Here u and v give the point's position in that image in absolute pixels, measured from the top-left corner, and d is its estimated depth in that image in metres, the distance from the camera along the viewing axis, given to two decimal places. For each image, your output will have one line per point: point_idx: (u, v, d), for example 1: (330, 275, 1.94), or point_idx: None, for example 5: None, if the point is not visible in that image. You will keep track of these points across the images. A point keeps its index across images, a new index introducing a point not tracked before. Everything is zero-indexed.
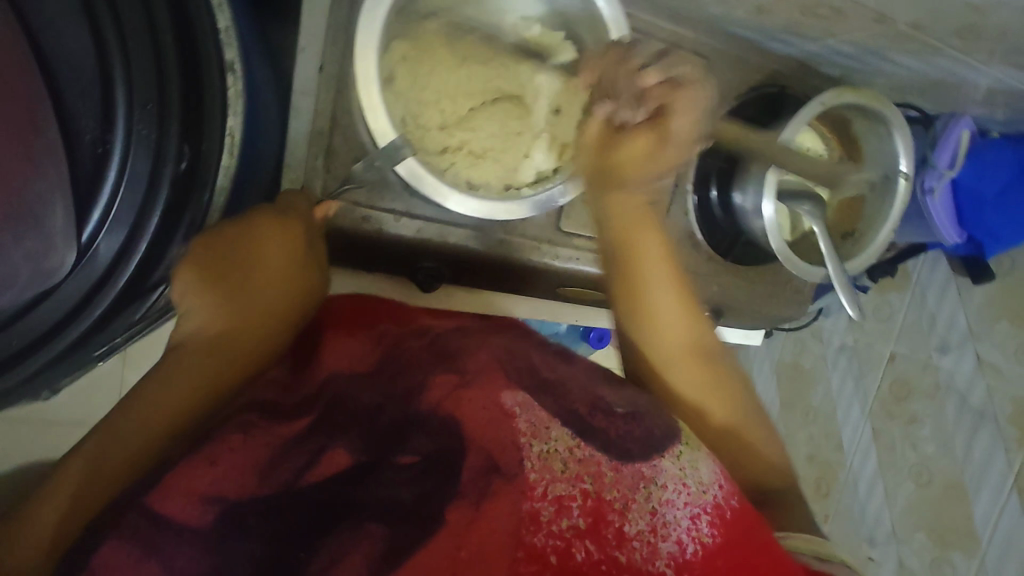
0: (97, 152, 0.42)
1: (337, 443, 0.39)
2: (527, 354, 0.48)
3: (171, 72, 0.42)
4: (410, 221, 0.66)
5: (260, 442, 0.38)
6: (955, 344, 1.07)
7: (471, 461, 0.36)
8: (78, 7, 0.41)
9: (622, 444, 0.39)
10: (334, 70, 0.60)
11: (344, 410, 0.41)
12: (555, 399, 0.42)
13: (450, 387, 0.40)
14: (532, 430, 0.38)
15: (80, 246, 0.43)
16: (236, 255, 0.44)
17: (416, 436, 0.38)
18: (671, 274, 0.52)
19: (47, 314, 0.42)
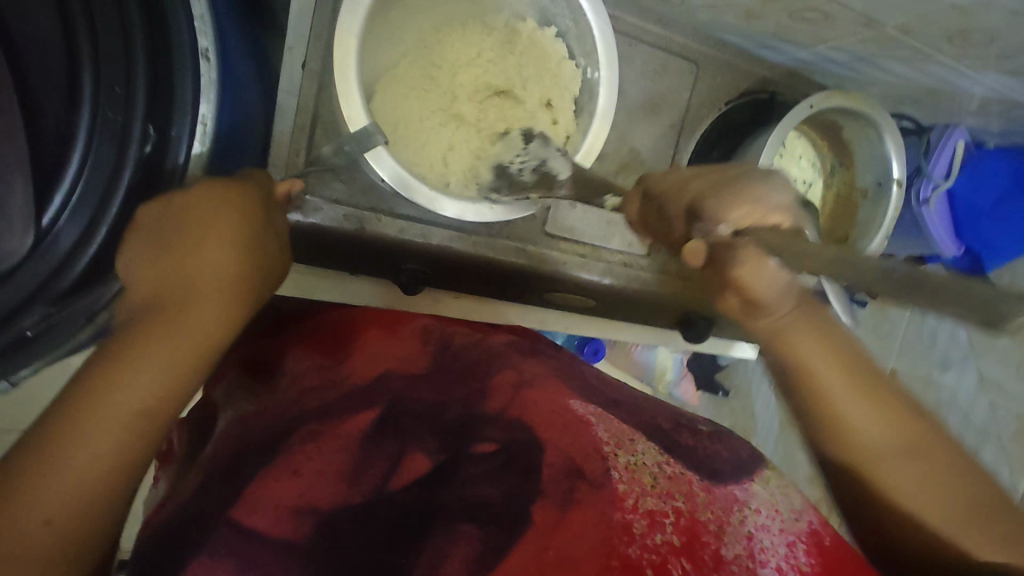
0: (62, 134, 0.42)
1: (415, 446, 0.40)
2: (564, 369, 0.53)
3: (137, 54, 0.42)
4: (392, 220, 0.65)
5: (333, 448, 0.39)
6: (956, 359, 1.04)
7: (550, 458, 0.40)
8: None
9: (711, 465, 0.43)
10: (317, 66, 0.60)
11: (408, 406, 0.43)
12: (631, 415, 0.47)
13: (511, 390, 0.45)
14: (616, 441, 0.42)
15: (39, 230, 0.41)
16: (193, 221, 0.41)
17: (492, 428, 0.42)
18: (861, 374, 0.42)
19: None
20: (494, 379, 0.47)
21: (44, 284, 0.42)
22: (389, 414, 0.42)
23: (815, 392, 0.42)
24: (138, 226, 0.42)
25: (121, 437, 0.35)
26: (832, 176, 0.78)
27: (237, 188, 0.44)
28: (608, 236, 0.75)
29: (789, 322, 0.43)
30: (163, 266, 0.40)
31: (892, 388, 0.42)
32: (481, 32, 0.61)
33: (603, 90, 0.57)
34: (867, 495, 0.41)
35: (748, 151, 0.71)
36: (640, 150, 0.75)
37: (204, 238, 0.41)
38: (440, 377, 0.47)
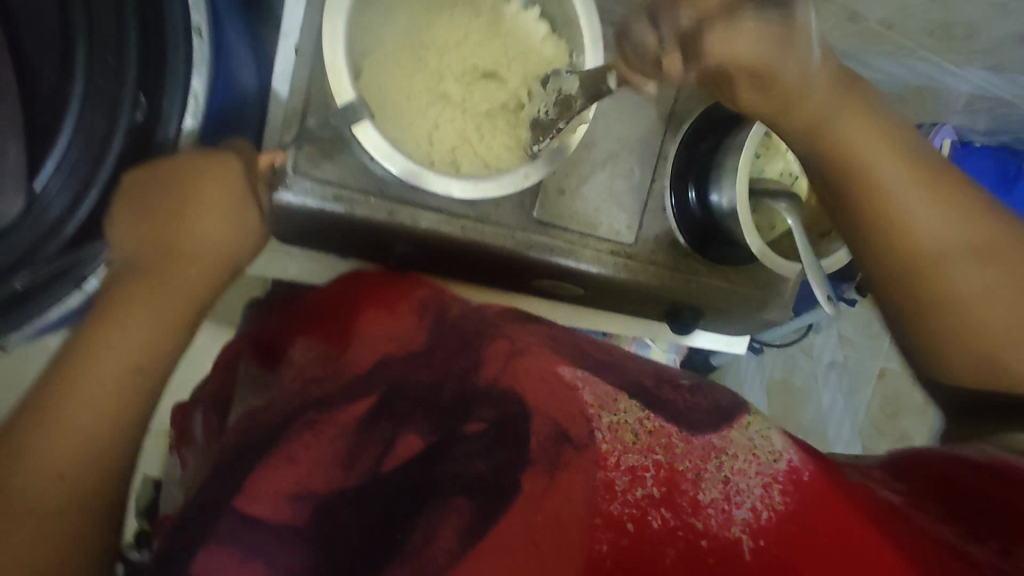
0: (54, 101, 0.43)
1: (409, 427, 0.41)
2: (564, 335, 0.52)
3: (131, 25, 0.43)
4: (380, 201, 0.65)
5: (328, 436, 0.40)
6: None
7: (537, 425, 0.39)
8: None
9: (689, 415, 0.42)
10: (311, 50, 0.62)
11: (404, 390, 0.44)
12: (617, 374, 0.45)
13: (502, 361, 0.44)
14: (599, 402, 0.41)
15: (30, 195, 0.42)
16: (172, 197, 0.43)
17: (484, 405, 0.41)
18: (898, 150, 0.46)
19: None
20: (490, 348, 0.46)
21: (35, 248, 0.43)
22: (385, 399, 0.43)
23: (860, 188, 0.46)
24: (122, 196, 0.43)
25: (103, 417, 0.37)
26: None
27: (218, 159, 0.44)
28: (597, 225, 0.76)
29: (829, 108, 0.47)
30: (143, 251, 0.42)
31: (936, 171, 0.46)
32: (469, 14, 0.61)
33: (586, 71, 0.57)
34: (920, 287, 0.45)
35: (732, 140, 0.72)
36: (628, 140, 0.76)
37: (183, 213, 0.43)
38: (437, 349, 0.48)
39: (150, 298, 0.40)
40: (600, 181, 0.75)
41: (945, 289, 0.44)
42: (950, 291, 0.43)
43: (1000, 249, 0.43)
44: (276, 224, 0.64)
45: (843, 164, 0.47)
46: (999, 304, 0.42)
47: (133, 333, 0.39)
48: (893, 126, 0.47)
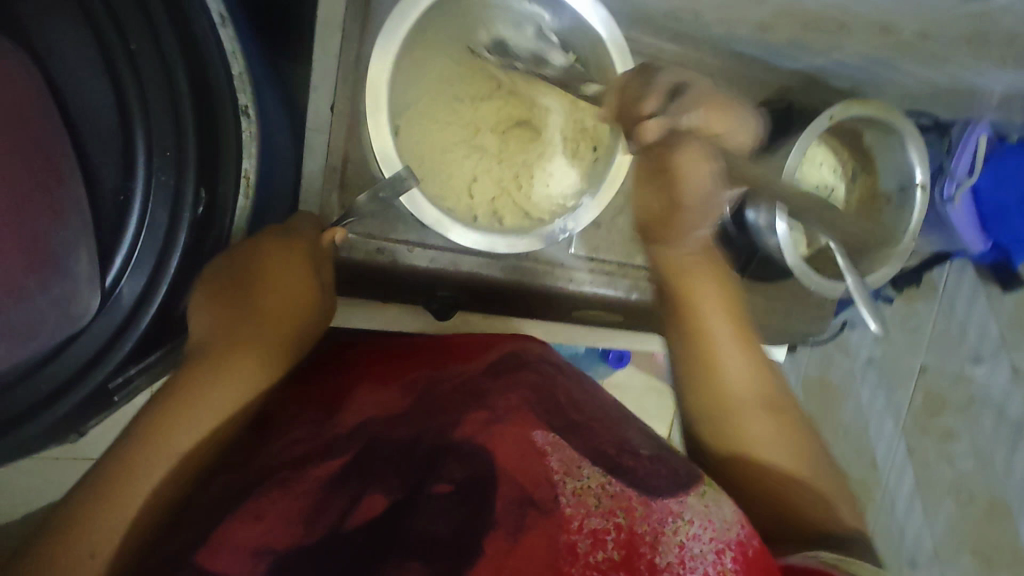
0: (119, 199, 0.44)
1: (373, 489, 0.41)
2: (553, 386, 0.53)
3: (188, 125, 0.44)
4: (423, 251, 0.67)
5: (298, 491, 0.40)
6: (988, 354, 1.04)
7: (504, 491, 0.39)
8: (101, 61, 0.43)
9: (649, 481, 0.41)
10: (346, 107, 0.62)
11: (377, 454, 0.45)
12: (582, 438, 0.45)
13: (481, 423, 0.45)
14: (565, 468, 0.41)
15: (103, 291, 0.44)
16: (244, 267, 0.45)
17: (452, 464, 0.42)
18: (729, 312, 0.52)
19: (68, 362, 0.44)
20: (467, 412, 0.47)
21: (113, 341, 0.45)
22: (353, 461, 0.44)
23: (687, 321, 0.52)
24: (205, 285, 0.45)
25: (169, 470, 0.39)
26: (856, 181, 0.78)
27: (293, 242, 0.48)
28: (635, 253, 0.76)
29: (694, 261, 0.55)
30: (218, 319, 0.44)
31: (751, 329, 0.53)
32: (501, 63, 0.62)
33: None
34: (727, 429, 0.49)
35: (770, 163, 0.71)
36: None
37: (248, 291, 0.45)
38: (422, 409, 0.49)
39: (228, 366, 0.42)
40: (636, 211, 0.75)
41: (743, 436, 0.48)
42: (766, 467, 0.47)
43: (789, 422, 0.49)
44: None
45: (702, 348, 0.51)
46: (801, 483, 0.46)
47: (212, 399, 0.41)
48: (736, 293, 0.55)
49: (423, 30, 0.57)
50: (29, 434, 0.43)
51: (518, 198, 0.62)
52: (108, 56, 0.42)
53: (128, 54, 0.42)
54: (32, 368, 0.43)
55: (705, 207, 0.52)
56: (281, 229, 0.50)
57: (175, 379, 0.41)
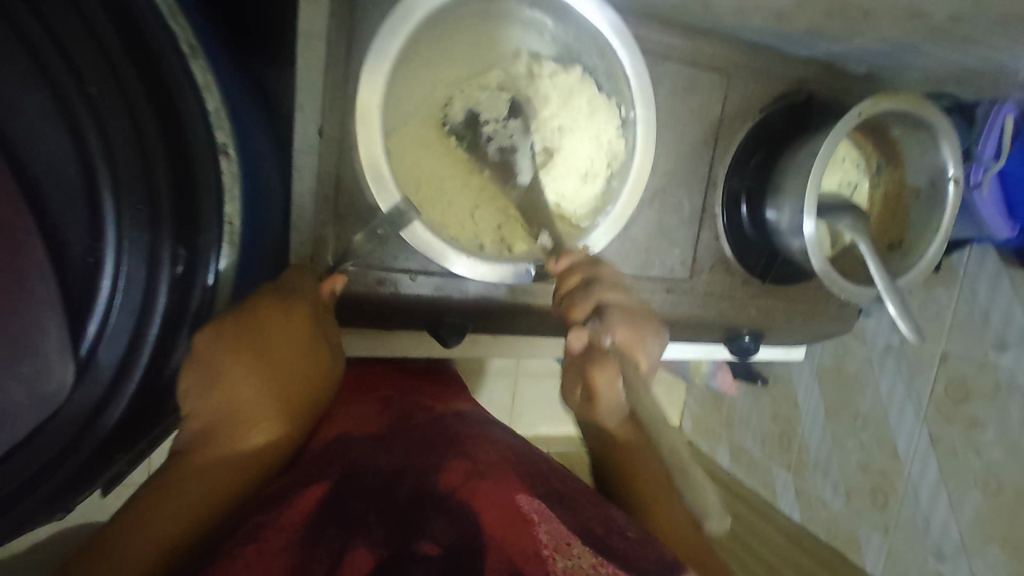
0: (88, 262, 0.39)
1: (357, 542, 0.36)
2: (533, 458, 0.50)
3: (159, 171, 0.41)
4: (426, 279, 0.63)
5: (273, 552, 0.34)
6: (1014, 340, 0.88)
7: (492, 563, 0.35)
8: (55, 110, 0.37)
9: (642, 564, 0.36)
10: (335, 132, 0.57)
11: (360, 497, 0.40)
12: (570, 513, 0.41)
13: (464, 473, 0.42)
14: (554, 544, 0.36)
15: (77, 362, 0.40)
16: (238, 324, 0.42)
17: (440, 521, 0.38)
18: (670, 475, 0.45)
19: (45, 445, 0.40)
20: (447, 460, 0.44)
21: (97, 416, 0.41)
22: (332, 501, 0.39)
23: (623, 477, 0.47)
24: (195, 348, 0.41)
25: (159, 551, 0.35)
26: (880, 175, 0.73)
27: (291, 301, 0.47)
28: (650, 265, 0.72)
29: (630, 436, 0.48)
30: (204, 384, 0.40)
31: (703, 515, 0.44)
32: (498, 111, 0.57)
33: (641, 127, 0.56)
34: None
35: (792, 163, 0.67)
36: (674, 171, 0.71)
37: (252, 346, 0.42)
38: (398, 455, 0.46)
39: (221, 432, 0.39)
40: (649, 220, 0.71)
41: None
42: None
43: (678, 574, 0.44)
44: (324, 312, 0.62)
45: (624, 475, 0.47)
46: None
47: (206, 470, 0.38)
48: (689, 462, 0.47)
49: (416, 45, 0.52)
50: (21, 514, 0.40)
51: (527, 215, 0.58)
52: (64, 101, 0.37)
53: (89, 101, 0.38)
54: (8, 453, 0.39)
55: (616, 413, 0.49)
56: (278, 288, 0.48)
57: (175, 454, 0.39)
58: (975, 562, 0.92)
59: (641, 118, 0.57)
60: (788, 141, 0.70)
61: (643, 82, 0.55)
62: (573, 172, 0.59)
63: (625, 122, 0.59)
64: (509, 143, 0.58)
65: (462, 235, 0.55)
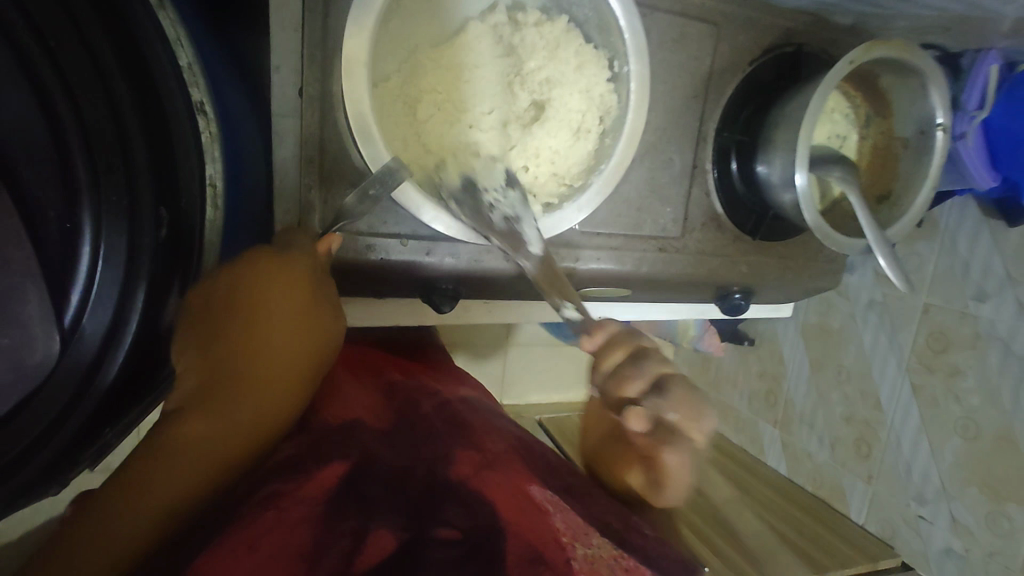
0: (65, 228, 0.37)
1: (377, 524, 0.36)
2: (532, 451, 0.52)
3: (134, 131, 0.38)
4: (417, 243, 0.62)
5: (294, 521, 0.34)
6: (993, 290, 0.88)
7: (511, 546, 0.35)
8: (14, 62, 0.34)
9: (660, 563, 0.40)
10: (315, 91, 0.55)
11: (372, 481, 0.40)
12: (581, 504, 0.44)
13: (474, 465, 0.44)
14: (573, 533, 0.39)
15: (62, 332, 0.39)
16: (244, 283, 0.41)
17: (454, 508, 0.38)
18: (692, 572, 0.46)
19: (34, 418, 0.38)
20: (456, 454, 0.45)
21: (86, 385, 0.40)
22: (349, 482, 0.39)
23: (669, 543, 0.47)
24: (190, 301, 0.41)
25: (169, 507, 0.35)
26: (869, 127, 0.73)
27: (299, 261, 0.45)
28: (641, 224, 0.71)
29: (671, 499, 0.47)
30: (206, 363, 0.39)
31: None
32: (496, 180, 0.54)
33: (634, 81, 0.56)
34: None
35: (783, 115, 0.66)
36: (664, 128, 0.70)
37: (258, 307, 0.41)
38: (408, 445, 0.46)
39: (228, 400, 0.38)
40: (639, 178, 0.70)
41: None
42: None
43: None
44: None
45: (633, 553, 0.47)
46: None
47: (213, 435, 0.38)
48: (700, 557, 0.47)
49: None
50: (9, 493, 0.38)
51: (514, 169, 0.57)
52: (23, 54, 0.34)
53: (52, 61, 0.35)
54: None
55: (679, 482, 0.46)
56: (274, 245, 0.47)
57: (172, 416, 0.38)
58: (955, 504, 0.94)
59: (636, 72, 0.56)
60: (777, 96, 0.69)
61: (636, 36, 0.55)
62: (562, 128, 0.57)
63: (616, 76, 0.58)
64: (512, 213, 0.53)
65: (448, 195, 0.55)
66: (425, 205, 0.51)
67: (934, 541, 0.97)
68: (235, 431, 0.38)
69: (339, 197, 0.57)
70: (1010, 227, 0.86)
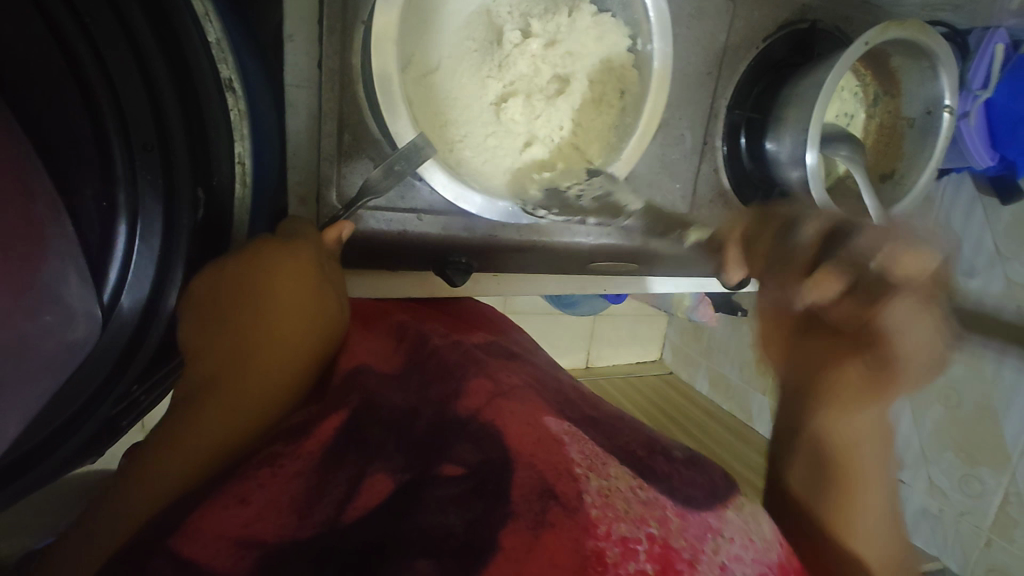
0: (103, 205, 0.42)
1: (376, 468, 0.36)
2: (551, 376, 0.54)
3: (168, 107, 0.42)
4: (433, 218, 0.63)
5: (289, 474, 0.35)
6: (982, 266, 0.89)
7: (522, 478, 0.34)
8: (46, 33, 0.37)
9: (684, 490, 0.37)
10: (335, 64, 0.54)
11: (375, 415, 0.41)
12: (605, 435, 0.42)
13: (487, 395, 0.42)
14: (588, 463, 0.36)
15: (102, 306, 0.43)
16: (247, 267, 0.44)
17: (464, 445, 0.37)
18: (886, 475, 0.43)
19: (85, 381, 0.43)
20: (468, 384, 0.44)
21: (134, 346, 0.45)
22: (358, 416, 0.40)
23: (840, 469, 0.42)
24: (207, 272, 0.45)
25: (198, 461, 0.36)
26: (876, 105, 0.74)
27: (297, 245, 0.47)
28: (650, 200, 0.72)
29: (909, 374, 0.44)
30: (221, 340, 0.42)
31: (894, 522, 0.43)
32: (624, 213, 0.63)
33: (657, 58, 0.58)
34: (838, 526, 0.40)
35: (796, 92, 0.67)
36: (677, 103, 0.70)
37: (265, 284, 0.43)
38: (415, 384, 0.46)
39: (238, 386, 0.39)
40: (652, 154, 0.71)
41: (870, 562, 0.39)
42: (856, 524, 0.40)
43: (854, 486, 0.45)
44: (345, 253, 0.62)
45: (834, 466, 0.42)
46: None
47: (218, 414, 0.38)
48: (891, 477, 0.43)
49: None
50: (63, 453, 0.44)
51: (498, 166, 0.58)
52: (56, 26, 0.37)
53: (87, 36, 0.38)
54: (53, 406, 0.42)
55: (931, 356, 0.45)
56: (278, 235, 0.49)
57: (194, 395, 0.39)
58: (932, 468, 0.97)
59: (660, 51, 0.58)
60: (791, 72, 0.70)
61: (661, 13, 0.57)
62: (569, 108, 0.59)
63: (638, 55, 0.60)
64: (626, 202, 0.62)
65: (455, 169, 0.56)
66: (450, 181, 0.53)
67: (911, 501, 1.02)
68: (243, 408, 0.39)
69: (356, 174, 0.57)
70: (1004, 205, 0.86)
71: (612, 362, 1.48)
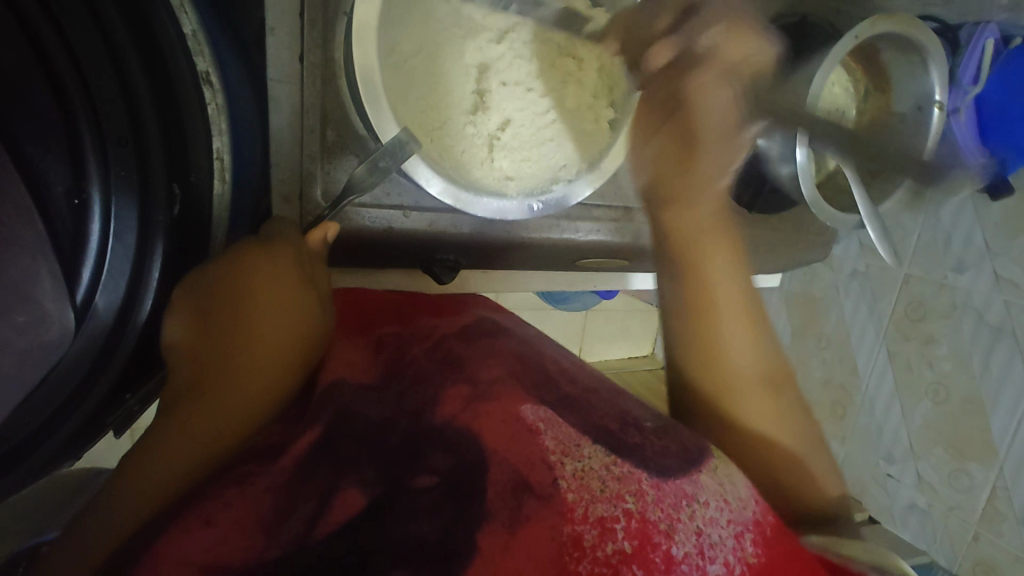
0: (73, 202, 0.41)
1: (347, 483, 0.35)
2: (542, 357, 0.52)
3: (143, 103, 0.43)
4: (420, 215, 0.62)
5: (259, 489, 0.34)
6: (971, 262, 0.88)
7: (495, 475, 0.34)
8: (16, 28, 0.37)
9: (659, 460, 0.36)
10: (318, 57, 0.53)
11: (352, 427, 0.40)
12: (583, 415, 0.41)
13: (463, 400, 0.41)
14: (563, 449, 0.36)
15: (76, 307, 0.42)
16: (224, 285, 0.43)
17: (438, 453, 0.36)
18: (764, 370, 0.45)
19: (64, 380, 0.43)
20: (444, 392, 0.42)
21: (112, 345, 0.45)
22: (332, 430, 0.39)
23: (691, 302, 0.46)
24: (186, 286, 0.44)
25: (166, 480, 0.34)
26: (866, 102, 0.73)
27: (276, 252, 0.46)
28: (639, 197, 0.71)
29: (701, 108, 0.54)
30: (204, 340, 0.41)
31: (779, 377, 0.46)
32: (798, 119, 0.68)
33: None
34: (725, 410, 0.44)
35: (787, 87, 0.66)
36: None
37: (245, 298, 0.42)
38: (395, 389, 0.45)
39: (216, 396, 0.38)
40: None
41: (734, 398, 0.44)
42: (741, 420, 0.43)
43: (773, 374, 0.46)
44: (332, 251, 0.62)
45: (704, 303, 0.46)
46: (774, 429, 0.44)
47: (191, 426, 0.36)
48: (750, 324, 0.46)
49: None
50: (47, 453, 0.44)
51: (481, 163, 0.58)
52: (24, 16, 0.37)
53: (56, 26, 0.38)
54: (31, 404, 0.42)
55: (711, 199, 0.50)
56: (258, 237, 0.48)
57: (169, 410, 0.38)
58: (921, 463, 0.97)
59: None
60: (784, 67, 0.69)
61: (651, 9, 0.56)
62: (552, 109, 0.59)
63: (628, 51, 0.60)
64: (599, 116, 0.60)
65: (445, 164, 0.55)
66: (435, 178, 0.52)
67: (900, 496, 1.02)
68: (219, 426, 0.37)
69: (340, 170, 0.56)
70: (993, 201, 0.85)
71: (602, 359, 1.48)
